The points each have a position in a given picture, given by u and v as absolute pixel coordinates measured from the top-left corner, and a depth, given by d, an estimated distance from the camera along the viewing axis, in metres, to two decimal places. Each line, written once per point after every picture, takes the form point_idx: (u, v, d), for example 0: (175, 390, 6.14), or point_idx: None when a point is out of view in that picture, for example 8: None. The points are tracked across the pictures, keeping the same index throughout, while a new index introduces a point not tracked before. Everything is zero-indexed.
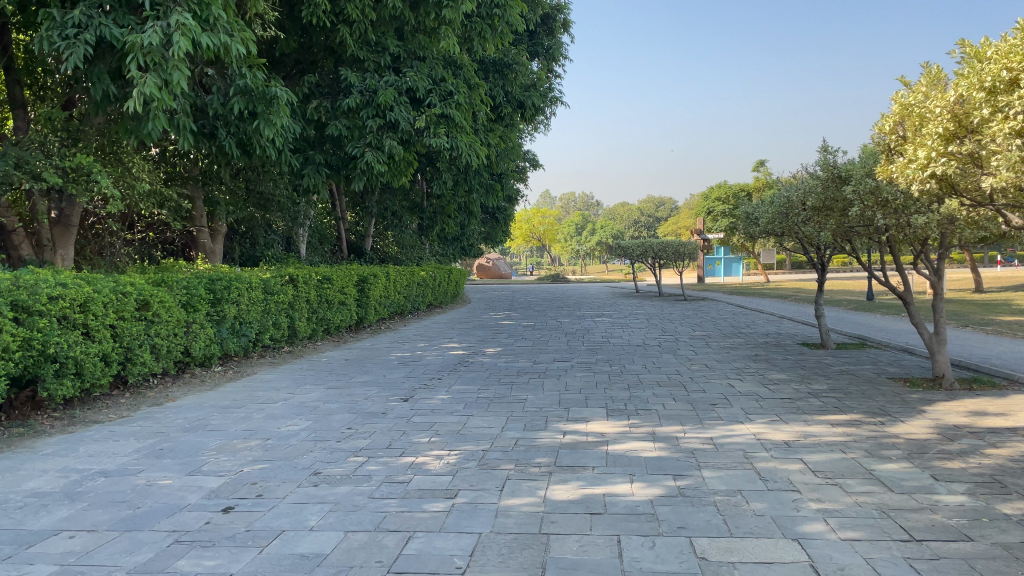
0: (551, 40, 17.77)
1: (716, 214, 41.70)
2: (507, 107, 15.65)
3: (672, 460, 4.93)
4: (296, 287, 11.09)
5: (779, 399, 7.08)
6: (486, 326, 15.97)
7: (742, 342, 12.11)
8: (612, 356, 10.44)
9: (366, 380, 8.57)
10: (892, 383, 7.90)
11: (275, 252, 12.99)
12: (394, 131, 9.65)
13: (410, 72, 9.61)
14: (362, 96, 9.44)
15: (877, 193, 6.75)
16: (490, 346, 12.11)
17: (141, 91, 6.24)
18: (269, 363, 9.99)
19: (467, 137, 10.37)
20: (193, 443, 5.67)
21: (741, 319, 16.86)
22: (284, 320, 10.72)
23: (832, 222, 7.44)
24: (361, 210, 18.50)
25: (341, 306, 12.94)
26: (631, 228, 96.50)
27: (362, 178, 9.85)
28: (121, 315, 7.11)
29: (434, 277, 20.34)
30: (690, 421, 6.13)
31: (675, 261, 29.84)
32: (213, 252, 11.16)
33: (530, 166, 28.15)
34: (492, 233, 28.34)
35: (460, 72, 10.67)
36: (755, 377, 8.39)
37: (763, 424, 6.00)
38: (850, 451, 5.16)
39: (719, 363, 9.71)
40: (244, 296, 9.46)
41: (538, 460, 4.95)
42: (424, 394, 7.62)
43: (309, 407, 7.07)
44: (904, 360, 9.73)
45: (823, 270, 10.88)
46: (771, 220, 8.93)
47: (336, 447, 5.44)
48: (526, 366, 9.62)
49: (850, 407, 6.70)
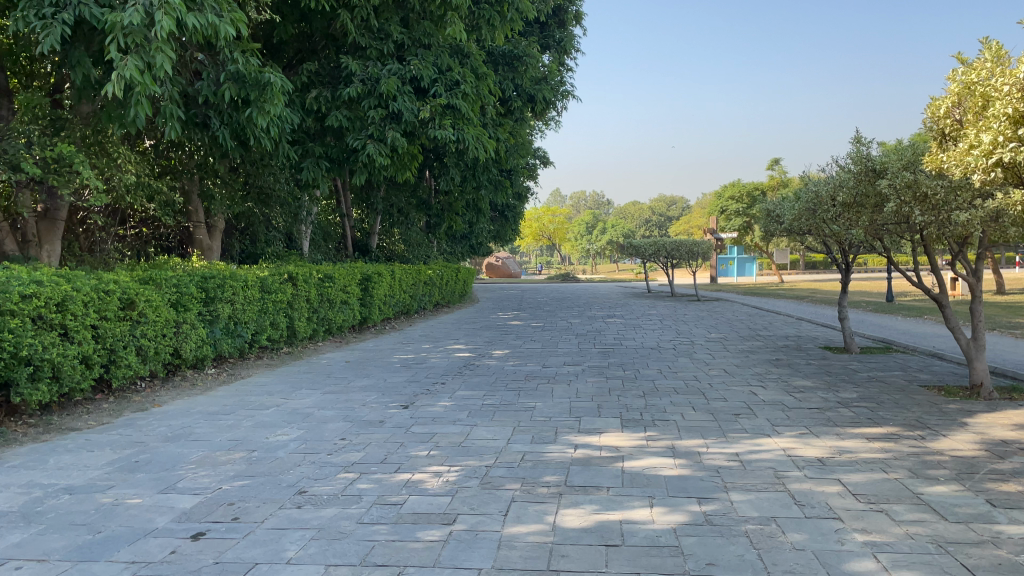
0: (563, 33, 17.27)
1: (728, 213, 41.07)
2: (517, 101, 15.17)
3: (695, 480, 4.44)
4: (295, 285, 10.66)
5: (806, 409, 6.58)
6: (494, 326, 15.50)
7: (761, 345, 11.58)
8: (625, 360, 9.95)
9: (365, 385, 8.12)
10: (926, 392, 7.39)
11: (276, 250, 12.55)
12: (397, 122, 9.19)
13: (415, 60, 9.14)
14: (364, 85, 8.95)
15: (915, 187, 6.27)
16: (497, 348, 11.63)
17: (121, 75, 5.80)
18: (266, 366, 9.56)
19: (474, 129, 9.90)
20: (172, 455, 5.23)
21: (757, 320, 16.34)
22: (283, 320, 10.29)
23: (865, 218, 6.94)
24: (368, 207, 18.07)
25: (344, 305, 12.51)
26: (642, 228, 95.77)
27: (363, 172, 9.40)
28: (103, 315, 6.69)
29: (442, 276, 19.89)
30: (712, 434, 5.64)
31: (688, 261, 29.27)
32: (209, 248, 10.77)
33: (540, 164, 27.66)
34: (502, 232, 27.88)
35: (467, 60, 10.17)
36: (778, 384, 7.89)
37: (792, 438, 5.51)
38: (892, 471, 4.67)
39: (738, 368, 9.21)
40: (240, 295, 9.03)
41: (547, 479, 4.48)
42: (425, 401, 7.16)
43: (302, 415, 6.62)
44: (934, 366, 9.20)
45: (847, 270, 10.35)
46: (799, 215, 8.40)
47: (326, 461, 4.99)
48: (534, 370, 9.15)
49: (884, 419, 6.19)
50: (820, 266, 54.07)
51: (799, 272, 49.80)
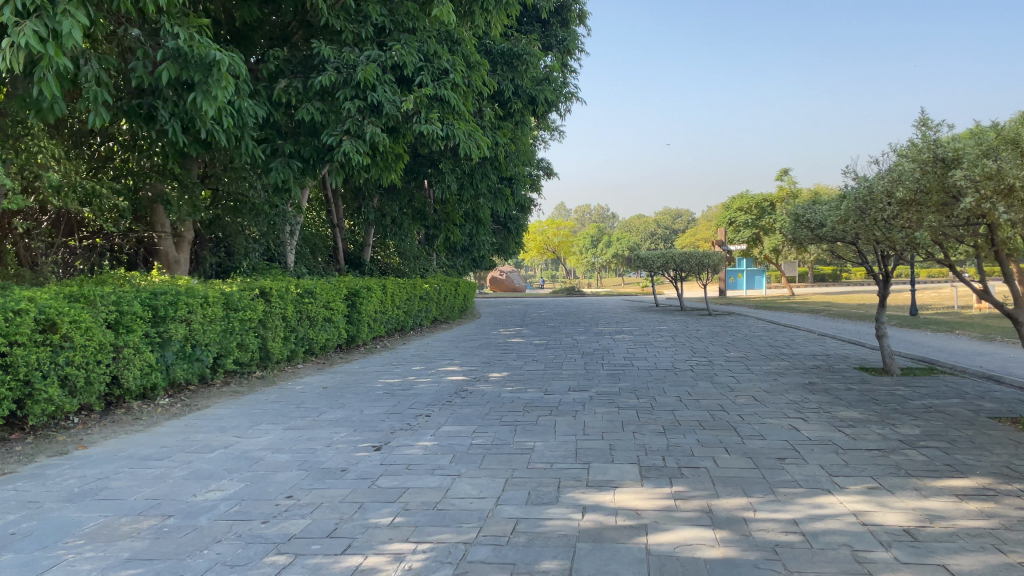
0: (566, 32, 16.12)
1: (738, 224, 39.73)
2: (516, 102, 14.00)
3: (748, 569, 3.24)
4: (268, 302, 9.51)
5: (865, 451, 5.38)
6: (494, 344, 14.32)
7: (789, 366, 10.36)
8: (638, 385, 8.76)
9: (336, 418, 6.96)
10: (1003, 426, 6.16)
11: (256, 263, 11.42)
12: (376, 115, 8.07)
13: (397, 45, 7.99)
14: (339, 73, 7.80)
15: (997, 177, 5.07)
16: (494, 370, 10.44)
17: (16, 44, 4.72)
18: (230, 394, 8.40)
19: (464, 125, 8.79)
20: (64, 524, 4.06)
21: (779, 336, 15.12)
22: (253, 341, 9.14)
23: (931, 216, 5.77)
24: (360, 217, 16.92)
25: (327, 323, 11.37)
26: (647, 240, 94.68)
27: (340, 173, 8.27)
28: (13, 340, 5.55)
29: (440, 290, 18.75)
30: (757, 489, 4.46)
31: (698, 273, 28.12)
32: (175, 261, 9.74)
33: (544, 175, 26.62)
34: (504, 245, 26.76)
35: (458, 48, 9.01)
36: (822, 417, 6.68)
37: (861, 496, 4.31)
38: (1012, 551, 3.46)
39: (769, 394, 8.01)
40: (198, 313, 7.89)
41: (545, 567, 3.28)
42: (402, 440, 5.98)
43: (250, 460, 5.46)
44: (996, 392, 7.95)
45: (885, 282, 9.22)
46: (844, 214, 7.20)
47: (259, 534, 3.81)
48: (535, 398, 7.97)
49: (968, 465, 4.97)
50: (830, 278, 52.98)
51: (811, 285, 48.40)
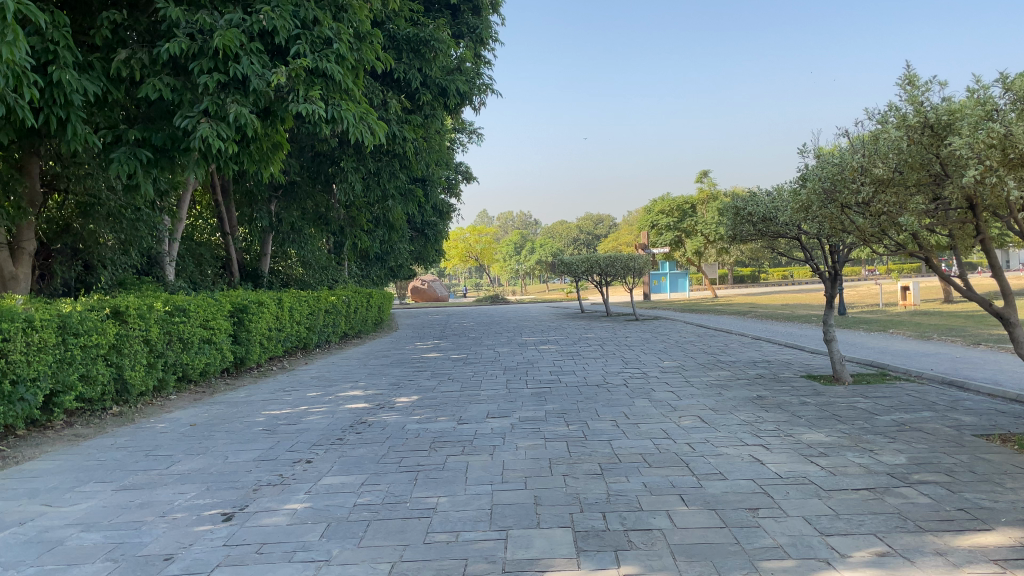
0: (478, 20, 14.91)
1: (660, 227, 39.34)
2: (425, 94, 12.75)
3: None
4: (124, 324, 7.90)
5: (853, 492, 4.27)
6: (407, 362, 12.92)
7: (732, 376, 9.36)
8: (566, 407, 7.53)
9: (192, 469, 5.49)
10: (998, 448, 5.17)
11: (120, 277, 9.78)
12: (242, 92, 6.65)
13: (265, 7, 6.58)
14: (192, 40, 6.38)
15: (1005, 144, 4.09)
16: (403, 393, 9.06)
17: None
18: (68, 439, 6.80)
19: (354, 106, 7.44)
20: None
21: (711, 342, 14.19)
22: (103, 371, 7.54)
23: (916, 197, 4.77)
24: (255, 225, 15.27)
25: (206, 345, 9.77)
26: (569, 245, 94.61)
27: (201, 165, 6.79)
28: None
29: (350, 303, 17.21)
30: (736, 564, 3.26)
31: (622, 278, 27.34)
32: (12, 277, 8.08)
33: (463, 180, 25.34)
34: (423, 253, 25.32)
35: (345, 16, 7.61)
36: (786, 443, 5.58)
37: (875, 571, 3.15)
38: None
39: (716, 414, 6.90)
40: (19, 340, 6.28)
41: None
42: (266, 502, 4.57)
43: (45, 546, 3.98)
44: (966, 401, 7.05)
45: (834, 281, 8.30)
46: (805, 200, 6.22)
47: None
48: (445, 429, 6.66)
49: (986, 509, 3.90)
50: (748, 279, 53.57)
51: (731, 287, 48.71)
